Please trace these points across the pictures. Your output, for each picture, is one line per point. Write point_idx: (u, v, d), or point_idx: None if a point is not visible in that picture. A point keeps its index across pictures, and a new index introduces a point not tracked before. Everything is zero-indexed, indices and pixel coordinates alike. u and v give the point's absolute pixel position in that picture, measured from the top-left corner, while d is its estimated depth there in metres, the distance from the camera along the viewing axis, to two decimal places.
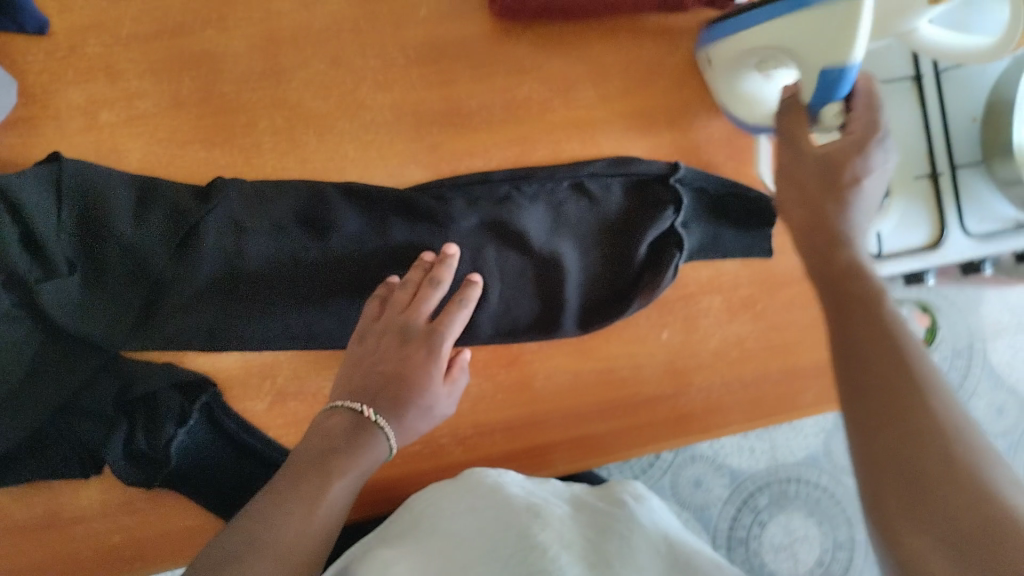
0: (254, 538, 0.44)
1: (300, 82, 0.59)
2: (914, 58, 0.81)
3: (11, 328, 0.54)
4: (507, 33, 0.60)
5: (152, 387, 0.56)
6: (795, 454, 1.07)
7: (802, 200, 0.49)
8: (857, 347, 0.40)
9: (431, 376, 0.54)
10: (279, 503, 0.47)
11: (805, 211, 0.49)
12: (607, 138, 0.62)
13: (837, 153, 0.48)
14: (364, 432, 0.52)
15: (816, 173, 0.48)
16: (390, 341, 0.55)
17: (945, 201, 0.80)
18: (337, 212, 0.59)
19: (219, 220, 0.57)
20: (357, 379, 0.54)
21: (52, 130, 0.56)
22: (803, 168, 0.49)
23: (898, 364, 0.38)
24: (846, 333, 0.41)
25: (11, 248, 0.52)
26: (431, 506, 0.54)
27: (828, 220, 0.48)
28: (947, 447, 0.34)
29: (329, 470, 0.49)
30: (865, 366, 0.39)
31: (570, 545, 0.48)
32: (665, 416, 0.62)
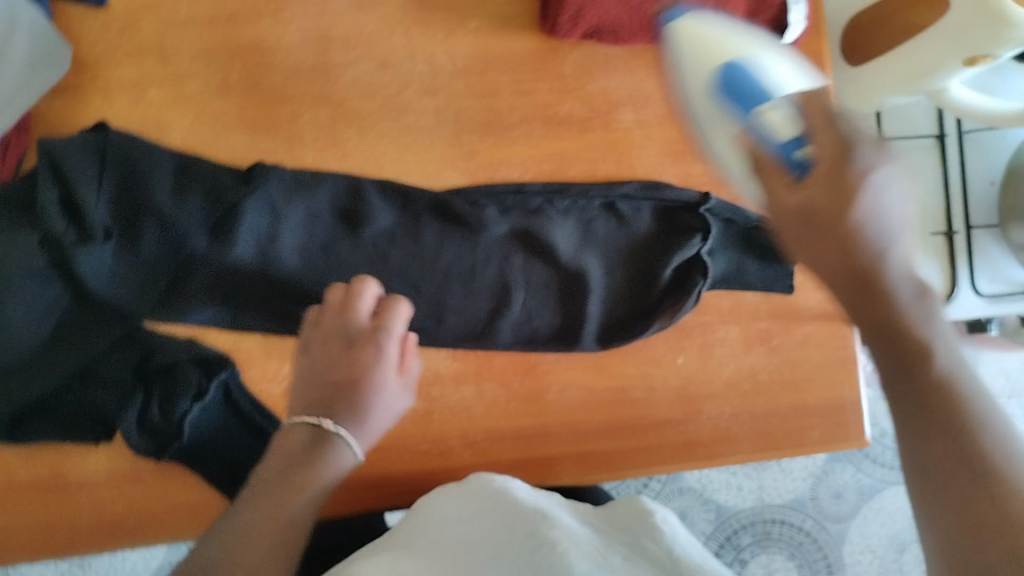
0: (214, 554, 0.44)
1: (346, 79, 0.59)
2: (939, 116, 0.82)
3: (43, 290, 0.55)
4: (555, 52, 0.61)
5: (175, 359, 0.57)
6: (781, 496, 1.07)
7: (818, 242, 0.42)
8: (907, 403, 0.35)
9: (379, 364, 0.55)
10: (236, 518, 0.47)
11: (823, 259, 0.42)
12: (642, 162, 0.63)
13: (826, 177, 0.42)
14: (323, 444, 0.52)
15: (823, 206, 0.42)
16: (331, 346, 0.55)
17: (957, 260, 0.82)
18: (376, 209, 0.61)
19: (258, 204, 0.58)
20: (305, 397, 0.54)
21: (99, 101, 0.57)
22: (801, 206, 0.43)
23: (960, 420, 0.33)
24: (901, 388, 0.36)
25: (49, 210, 0.53)
26: (433, 512, 0.55)
27: (867, 262, 0.40)
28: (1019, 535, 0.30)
29: (290, 485, 0.49)
30: (926, 422, 0.34)
31: (580, 544, 0.48)
32: (672, 440, 0.63)
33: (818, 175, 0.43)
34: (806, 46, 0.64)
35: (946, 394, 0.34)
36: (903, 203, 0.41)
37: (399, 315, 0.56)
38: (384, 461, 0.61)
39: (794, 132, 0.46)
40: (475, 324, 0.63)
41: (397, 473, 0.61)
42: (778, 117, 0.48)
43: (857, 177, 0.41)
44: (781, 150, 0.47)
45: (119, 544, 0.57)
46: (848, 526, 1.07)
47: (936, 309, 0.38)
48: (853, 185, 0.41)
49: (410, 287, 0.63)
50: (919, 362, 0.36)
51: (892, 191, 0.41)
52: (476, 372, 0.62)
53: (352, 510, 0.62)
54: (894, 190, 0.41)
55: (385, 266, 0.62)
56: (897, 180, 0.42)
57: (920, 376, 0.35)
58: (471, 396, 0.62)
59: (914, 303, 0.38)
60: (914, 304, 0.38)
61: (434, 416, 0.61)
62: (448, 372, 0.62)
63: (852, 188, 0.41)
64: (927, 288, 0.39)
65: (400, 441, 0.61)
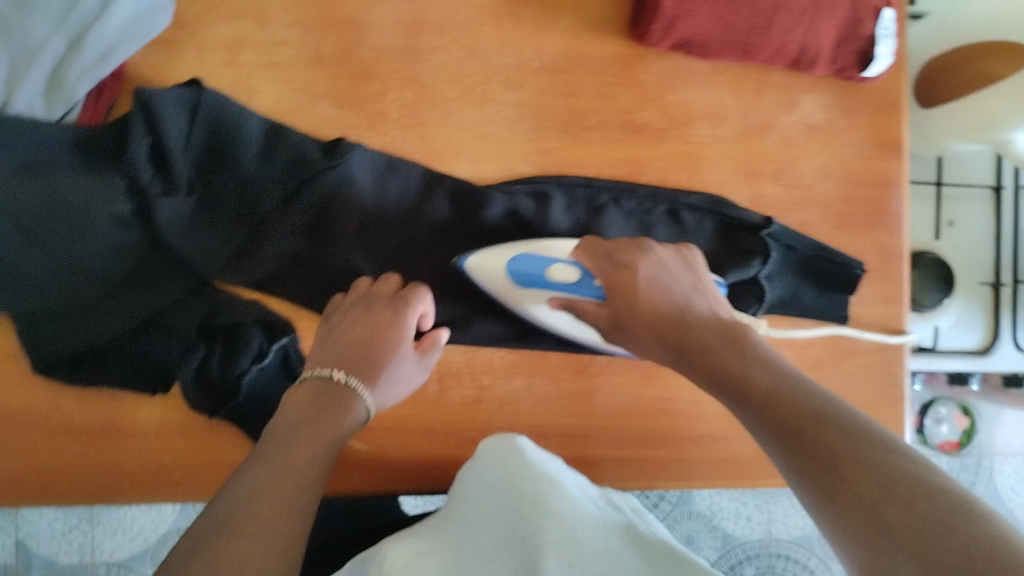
0: (246, 498, 0.41)
1: (435, 64, 0.61)
2: (998, 168, 0.82)
3: (121, 232, 0.55)
4: (639, 60, 0.62)
5: (238, 320, 0.58)
6: (789, 531, 1.06)
7: (653, 328, 0.50)
8: (800, 457, 0.37)
9: (399, 346, 0.56)
10: (256, 466, 0.44)
11: (654, 344, 0.50)
12: (712, 178, 0.64)
13: (625, 287, 0.52)
14: (335, 395, 0.52)
15: (659, 308, 0.51)
16: (356, 311, 0.57)
17: (1003, 312, 0.81)
18: (443, 197, 0.62)
19: (334, 181, 0.59)
20: (324, 355, 0.55)
21: (193, 57, 0.58)
22: (632, 309, 0.52)
23: (818, 439, 0.37)
24: (784, 450, 0.38)
25: (138, 158, 0.54)
26: (460, 499, 0.56)
27: (700, 337, 0.48)
28: (922, 498, 0.32)
29: (301, 438, 0.47)
30: (809, 450, 0.37)
31: (584, 518, 0.49)
32: (712, 455, 0.65)
33: (617, 285, 0.53)
34: (887, 81, 0.65)
35: (819, 429, 0.38)
36: (694, 280, 0.53)
37: (426, 305, 0.59)
38: (428, 444, 0.62)
39: (581, 275, 0.56)
40: (521, 320, 0.63)
41: (442, 457, 0.62)
42: (563, 271, 0.57)
43: (645, 273, 0.52)
44: (583, 294, 0.56)
45: (163, 497, 0.60)
46: None
47: (766, 351, 0.45)
48: (644, 288, 0.51)
49: (463, 275, 0.63)
50: (795, 420, 0.39)
51: (682, 273, 0.53)
52: (528, 367, 0.63)
53: (392, 488, 0.63)
54: (676, 276, 0.52)
55: (439, 259, 0.63)
56: (685, 268, 0.53)
57: (801, 429, 0.38)
58: (521, 389, 0.63)
59: (745, 363, 0.44)
60: (733, 360, 0.44)
61: (483, 405, 0.62)
62: (501, 363, 0.63)
63: (647, 290, 0.51)
64: (735, 336, 0.47)
65: (449, 426, 0.62)
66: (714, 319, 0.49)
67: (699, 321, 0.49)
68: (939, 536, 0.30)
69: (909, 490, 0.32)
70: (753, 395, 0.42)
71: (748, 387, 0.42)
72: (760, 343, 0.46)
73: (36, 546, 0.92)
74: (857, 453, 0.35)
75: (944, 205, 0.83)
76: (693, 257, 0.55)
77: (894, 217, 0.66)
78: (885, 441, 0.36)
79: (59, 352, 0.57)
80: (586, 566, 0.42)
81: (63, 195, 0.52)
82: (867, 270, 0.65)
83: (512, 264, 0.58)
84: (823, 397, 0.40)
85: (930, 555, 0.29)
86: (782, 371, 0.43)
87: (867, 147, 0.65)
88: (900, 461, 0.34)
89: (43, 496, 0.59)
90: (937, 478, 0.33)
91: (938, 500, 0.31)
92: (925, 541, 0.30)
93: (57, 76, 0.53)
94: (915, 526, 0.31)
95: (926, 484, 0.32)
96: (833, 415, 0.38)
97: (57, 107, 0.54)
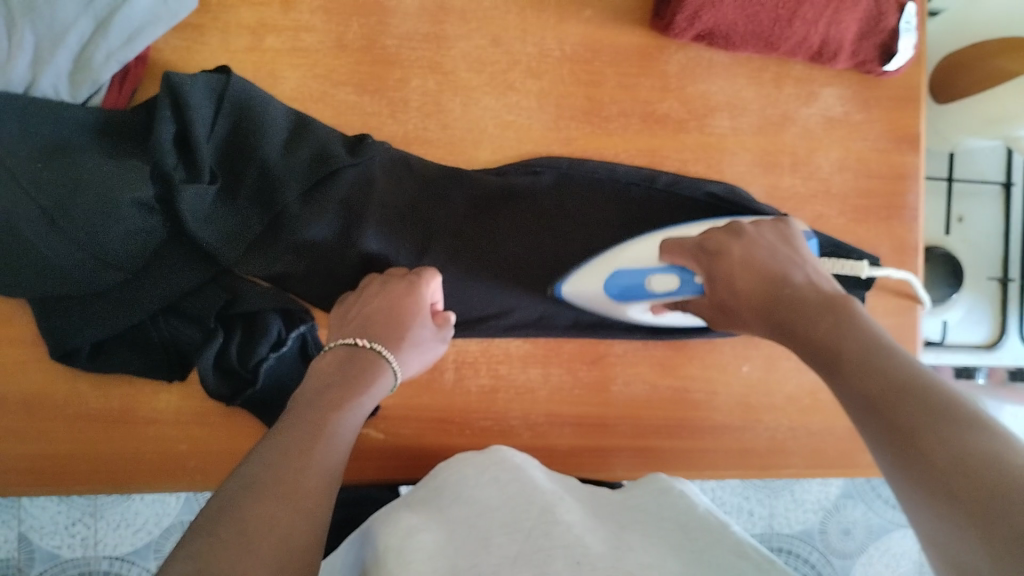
0: (274, 474, 0.41)
1: (458, 52, 0.61)
2: (1007, 165, 0.83)
3: (145, 219, 0.53)
4: (661, 51, 0.63)
5: (258, 307, 0.57)
6: (792, 526, 1.03)
7: (753, 306, 0.50)
8: (881, 428, 0.36)
9: (420, 314, 0.56)
10: (286, 439, 0.44)
11: (756, 319, 0.50)
12: (730, 170, 0.64)
13: (722, 271, 0.52)
14: (359, 360, 0.52)
15: (754, 286, 0.50)
16: (372, 285, 0.57)
17: (1010, 307, 0.82)
18: (463, 191, 0.61)
19: (357, 175, 0.58)
20: (346, 328, 0.55)
21: (217, 42, 0.58)
22: (731, 292, 0.51)
23: (898, 405, 0.36)
24: (869, 425, 0.37)
25: (163, 146, 0.52)
26: (451, 478, 0.56)
27: (800, 312, 0.46)
28: (993, 469, 0.30)
29: (332, 403, 0.48)
30: (889, 413, 0.36)
31: (590, 529, 0.47)
32: (728, 445, 0.65)
33: (714, 270, 0.52)
34: (906, 75, 0.65)
35: (903, 397, 0.36)
36: (791, 253, 0.52)
37: (435, 290, 0.58)
38: (445, 433, 0.62)
39: (680, 276, 0.56)
40: (534, 308, 0.63)
41: (458, 446, 0.62)
42: (661, 279, 0.57)
43: (739, 255, 0.52)
44: (686, 293, 0.57)
45: (179, 485, 0.60)
46: (851, 564, 1.04)
47: (866, 323, 0.43)
48: (739, 269, 0.51)
49: (478, 267, 0.62)
50: (880, 394, 0.37)
51: (775, 248, 0.52)
52: (544, 357, 0.63)
53: (406, 477, 0.63)
54: (769, 251, 0.52)
55: (454, 255, 0.61)
56: (779, 243, 0.53)
57: (884, 405, 0.37)
58: (537, 378, 0.63)
59: (841, 331, 0.43)
60: (836, 320, 0.43)
61: (499, 394, 0.62)
62: (518, 353, 0.63)
63: (742, 270, 0.51)
64: (836, 303, 0.45)
65: (466, 414, 0.62)
66: (809, 287, 0.48)
67: (798, 293, 0.47)
68: (1007, 509, 0.28)
69: (981, 465, 0.31)
70: (846, 368, 0.40)
71: (839, 360, 0.41)
72: (862, 314, 0.44)
73: (39, 539, 0.91)
74: (938, 418, 0.34)
75: (953, 201, 0.83)
76: (790, 231, 0.54)
77: (911, 210, 0.66)
78: (962, 413, 0.34)
79: (74, 340, 0.55)
80: (594, 564, 0.41)
81: (86, 175, 0.50)
82: (882, 263, 0.66)
83: (609, 289, 0.59)
84: (914, 370, 0.38)
85: (999, 531, 0.28)
86: (878, 342, 0.41)
87: (883, 140, 0.65)
88: (974, 434, 0.32)
89: (59, 486, 0.59)
90: (1013, 451, 0.31)
91: (1007, 475, 0.30)
92: (991, 517, 0.29)
93: (84, 58, 0.53)
94: (980, 499, 0.30)
95: (998, 457, 0.31)
96: (919, 387, 0.36)
97: (82, 89, 0.54)
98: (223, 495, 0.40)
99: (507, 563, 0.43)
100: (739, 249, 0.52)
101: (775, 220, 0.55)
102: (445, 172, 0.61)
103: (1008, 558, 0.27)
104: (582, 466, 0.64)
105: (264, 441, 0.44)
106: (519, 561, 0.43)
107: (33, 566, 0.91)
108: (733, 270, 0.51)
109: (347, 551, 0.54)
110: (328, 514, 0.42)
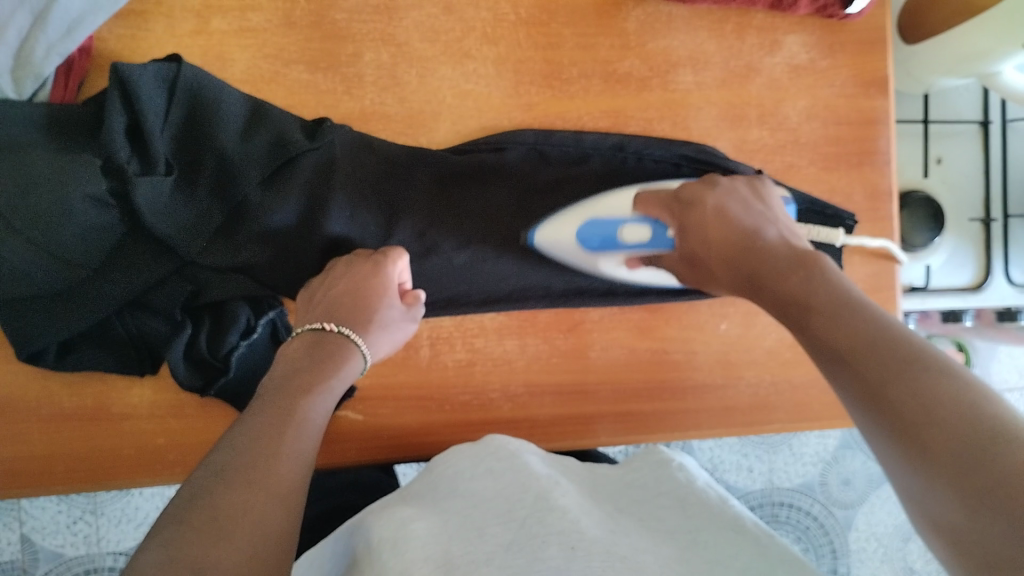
0: (247, 461, 0.40)
1: (410, 22, 0.59)
2: (984, 104, 0.82)
3: (103, 214, 0.52)
4: (618, 8, 0.61)
5: (225, 297, 0.56)
6: (792, 480, 1.02)
7: (724, 260, 0.49)
8: (849, 380, 0.35)
9: (387, 293, 0.55)
10: (257, 425, 0.43)
11: (727, 275, 0.49)
12: (696, 126, 0.63)
13: (697, 221, 0.51)
14: (326, 343, 0.52)
15: (727, 239, 0.49)
16: (340, 265, 0.57)
17: (993, 248, 0.81)
18: (428, 171, 0.60)
19: (320, 161, 0.57)
20: (313, 313, 0.54)
21: (163, 28, 0.57)
22: (703, 242, 0.51)
23: (870, 352, 0.35)
24: (836, 377, 0.36)
25: (115, 138, 0.51)
26: (447, 472, 0.55)
27: (768, 262, 0.45)
28: (962, 416, 0.30)
29: (300, 388, 0.47)
30: (861, 361, 0.35)
31: (586, 513, 0.47)
32: (711, 404, 0.65)
33: (687, 220, 0.52)
34: (871, 16, 0.64)
35: (878, 346, 0.35)
36: (766, 210, 0.51)
37: (402, 269, 0.58)
38: (424, 410, 0.62)
39: (652, 227, 0.56)
40: (505, 281, 0.62)
41: (439, 423, 0.62)
42: (633, 231, 0.57)
43: (713, 204, 0.51)
44: (658, 247, 0.57)
45: (159, 480, 0.60)
46: (854, 514, 1.03)
47: (833, 274, 0.42)
48: (711, 221, 0.50)
49: (444, 247, 0.61)
50: (851, 344, 0.36)
51: (750, 203, 0.52)
52: (520, 328, 0.62)
53: (388, 457, 0.63)
54: (741, 204, 0.51)
55: (420, 235, 0.61)
56: (753, 199, 0.52)
57: (855, 358, 0.36)
58: (514, 349, 0.62)
59: (823, 280, 0.41)
60: (796, 271, 0.43)
61: (476, 367, 0.62)
62: (492, 325, 0.62)
63: (713, 221, 0.50)
64: (807, 262, 0.43)
65: (443, 390, 0.61)
66: (781, 243, 0.47)
67: (768, 249, 0.46)
68: (982, 459, 0.28)
69: (957, 418, 0.30)
70: (817, 322, 0.39)
71: (810, 310, 0.40)
72: (833, 269, 0.43)
73: (42, 540, 0.91)
74: (906, 362, 0.33)
75: (929, 143, 0.82)
76: (765, 187, 0.54)
77: (882, 154, 0.65)
78: (936, 363, 0.33)
79: (40, 341, 0.54)
80: (590, 549, 0.41)
81: (37, 175, 0.49)
82: (856, 211, 0.65)
83: (582, 234, 0.59)
84: (889, 321, 0.37)
85: (980, 486, 0.28)
86: (847, 293, 0.40)
87: (851, 86, 0.64)
88: (949, 385, 0.32)
89: (39, 487, 0.59)
90: (987, 403, 0.30)
91: (984, 428, 0.29)
92: (965, 467, 0.29)
93: (24, 53, 0.52)
94: (954, 451, 0.29)
95: (970, 404, 0.30)
96: (892, 340, 0.35)
97: (26, 86, 0.53)
98: (192, 484, 0.39)
99: (500, 552, 0.43)
100: (710, 202, 0.52)
101: (754, 177, 0.55)
102: (409, 151, 0.60)
103: (984, 508, 0.27)
104: (563, 436, 0.64)
105: (236, 425, 0.43)
106: (512, 550, 0.43)
107: (38, 567, 0.91)
108: (716, 224, 0.50)
109: (336, 542, 0.54)
110: (303, 501, 0.41)
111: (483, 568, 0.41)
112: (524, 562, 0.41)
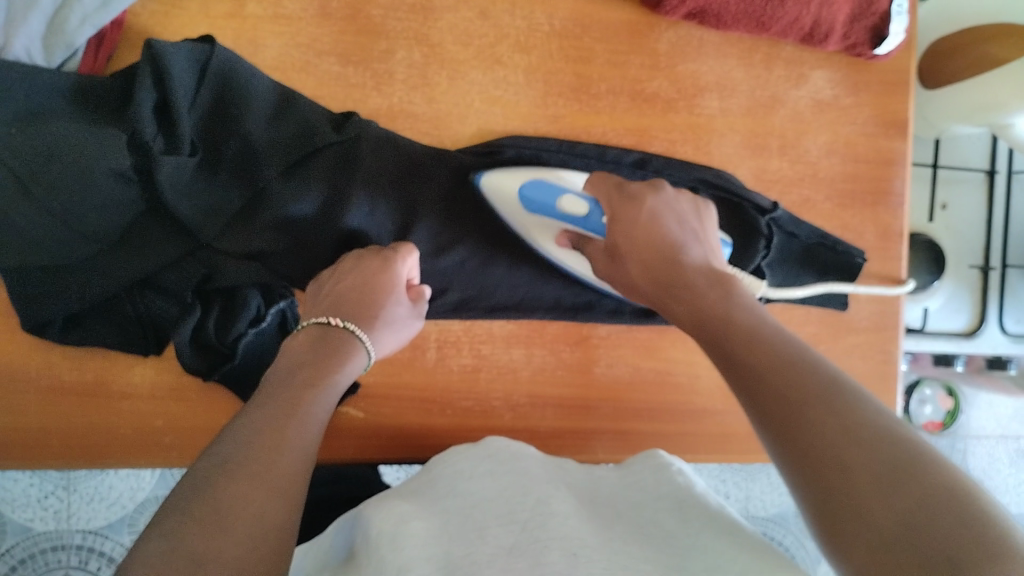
0: (251, 454, 0.39)
1: (445, 24, 0.59)
2: (992, 153, 0.83)
3: (124, 189, 0.51)
4: (652, 29, 0.62)
5: (237, 282, 0.55)
6: (768, 509, 1.03)
7: (645, 259, 0.49)
8: (755, 400, 0.37)
9: (393, 290, 0.55)
10: (262, 416, 0.42)
11: (642, 276, 0.49)
12: (718, 151, 0.63)
13: (623, 220, 0.51)
14: (331, 339, 0.51)
15: (654, 240, 0.49)
16: (349, 259, 0.56)
17: (990, 296, 0.82)
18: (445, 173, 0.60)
19: (341, 154, 0.57)
20: (320, 306, 0.54)
21: (197, 8, 0.57)
22: (628, 238, 0.51)
23: (794, 367, 0.37)
24: (746, 395, 0.38)
25: (144, 114, 0.50)
26: (447, 471, 0.55)
27: (686, 276, 0.47)
28: (885, 443, 0.32)
29: (306, 381, 0.47)
30: (773, 380, 0.37)
31: (582, 517, 0.47)
32: (707, 429, 0.66)
33: (619, 214, 0.52)
34: (896, 59, 0.65)
35: (782, 366, 0.37)
36: (698, 228, 0.51)
37: (411, 266, 0.58)
38: (426, 413, 0.61)
39: (590, 207, 0.56)
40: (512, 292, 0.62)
41: (438, 425, 0.62)
42: (572, 203, 0.56)
43: (649, 206, 0.51)
44: (589, 225, 0.56)
45: (155, 461, 0.60)
46: None
47: (749, 300, 0.44)
48: (641, 223, 0.50)
49: (460, 247, 0.61)
50: (763, 361, 0.38)
51: (685, 218, 0.51)
52: (527, 337, 0.63)
53: (385, 457, 0.62)
54: (676, 217, 0.51)
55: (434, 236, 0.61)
56: (691, 214, 0.52)
57: (762, 373, 0.37)
58: (520, 358, 0.62)
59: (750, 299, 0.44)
60: (710, 291, 0.45)
61: (481, 373, 0.62)
62: (500, 332, 0.62)
63: (645, 222, 0.50)
64: (723, 279, 0.46)
65: (447, 393, 0.61)
66: (701, 261, 0.48)
67: (688, 262, 0.47)
68: (904, 482, 0.30)
69: (877, 441, 0.32)
70: (729, 342, 0.41)
71: (727, 326, 0.41)
72: (740, 290, 0.45)
73: (11, 512, 0.89)
74: (824, 385, 0.35)
75: (936, 187, 0.83)
76: (706, 209, 0.53)
77: (897, 196, 0.66)
78: (849, 390, 0.35)
79: (42, 314, 0.54)
80: (591, 556, 0.41)
81: (61, 144, 0.48)
82: (867, 249, 0.65)
83: (524, 189, 0.58)
84: (798, 346, 0.39)
85: (891, 504, 0.29)
86: (762, 318, 0.42)
87: (872, 125, 0.65)
88: (864, 409, 0.34)
89: (32, 461, 0.58)
90: (902, 428, 0.33)
91: (899, 450, 0.31)
92: (886, 487, 0.30)
93: (57, 21, 0.51)
94: (872, 473, 0.31)
95: (897, 437, 0.32)
96: (804, 362, 0.37)
97: (56, 54, 0.52)
98: (192, 471, 0.38)
99: (502, 554, 0.42)
100: (644, 203, 0.51)
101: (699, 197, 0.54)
102: (425, 151, 0.60)
103: (890, 530, 0.29)
104: (561, 448, 0.64)
105: (237, 416, 0.43)
106: (515, 551, 0.42)
107: (3, 539, 0.89)
108: (650, 230, 0.50)
109: (332, 533, 0.54)
110: (304, 493, 0.41)
111: (483, 569, 0.41)
112: (528, 564, 0.40)
